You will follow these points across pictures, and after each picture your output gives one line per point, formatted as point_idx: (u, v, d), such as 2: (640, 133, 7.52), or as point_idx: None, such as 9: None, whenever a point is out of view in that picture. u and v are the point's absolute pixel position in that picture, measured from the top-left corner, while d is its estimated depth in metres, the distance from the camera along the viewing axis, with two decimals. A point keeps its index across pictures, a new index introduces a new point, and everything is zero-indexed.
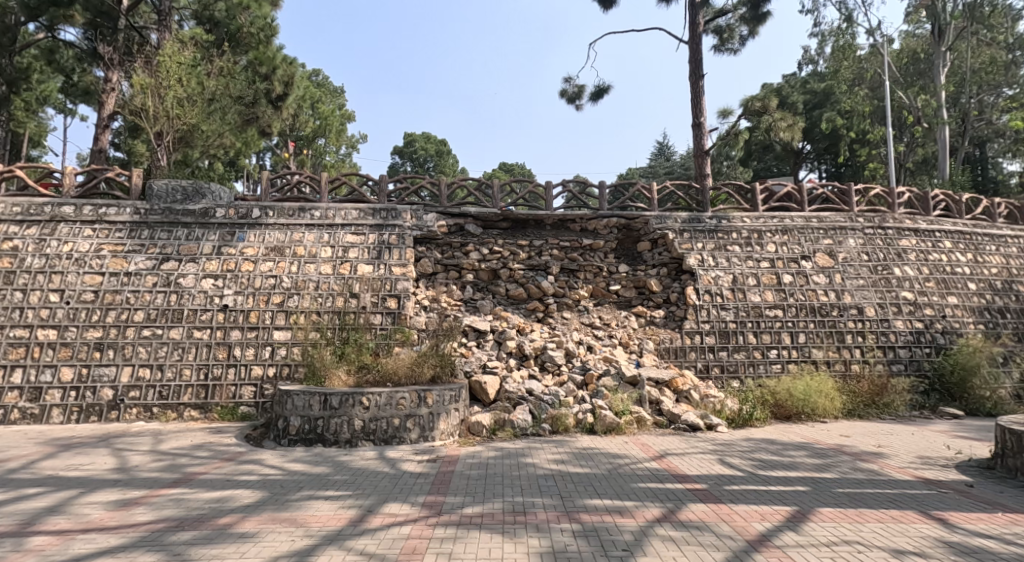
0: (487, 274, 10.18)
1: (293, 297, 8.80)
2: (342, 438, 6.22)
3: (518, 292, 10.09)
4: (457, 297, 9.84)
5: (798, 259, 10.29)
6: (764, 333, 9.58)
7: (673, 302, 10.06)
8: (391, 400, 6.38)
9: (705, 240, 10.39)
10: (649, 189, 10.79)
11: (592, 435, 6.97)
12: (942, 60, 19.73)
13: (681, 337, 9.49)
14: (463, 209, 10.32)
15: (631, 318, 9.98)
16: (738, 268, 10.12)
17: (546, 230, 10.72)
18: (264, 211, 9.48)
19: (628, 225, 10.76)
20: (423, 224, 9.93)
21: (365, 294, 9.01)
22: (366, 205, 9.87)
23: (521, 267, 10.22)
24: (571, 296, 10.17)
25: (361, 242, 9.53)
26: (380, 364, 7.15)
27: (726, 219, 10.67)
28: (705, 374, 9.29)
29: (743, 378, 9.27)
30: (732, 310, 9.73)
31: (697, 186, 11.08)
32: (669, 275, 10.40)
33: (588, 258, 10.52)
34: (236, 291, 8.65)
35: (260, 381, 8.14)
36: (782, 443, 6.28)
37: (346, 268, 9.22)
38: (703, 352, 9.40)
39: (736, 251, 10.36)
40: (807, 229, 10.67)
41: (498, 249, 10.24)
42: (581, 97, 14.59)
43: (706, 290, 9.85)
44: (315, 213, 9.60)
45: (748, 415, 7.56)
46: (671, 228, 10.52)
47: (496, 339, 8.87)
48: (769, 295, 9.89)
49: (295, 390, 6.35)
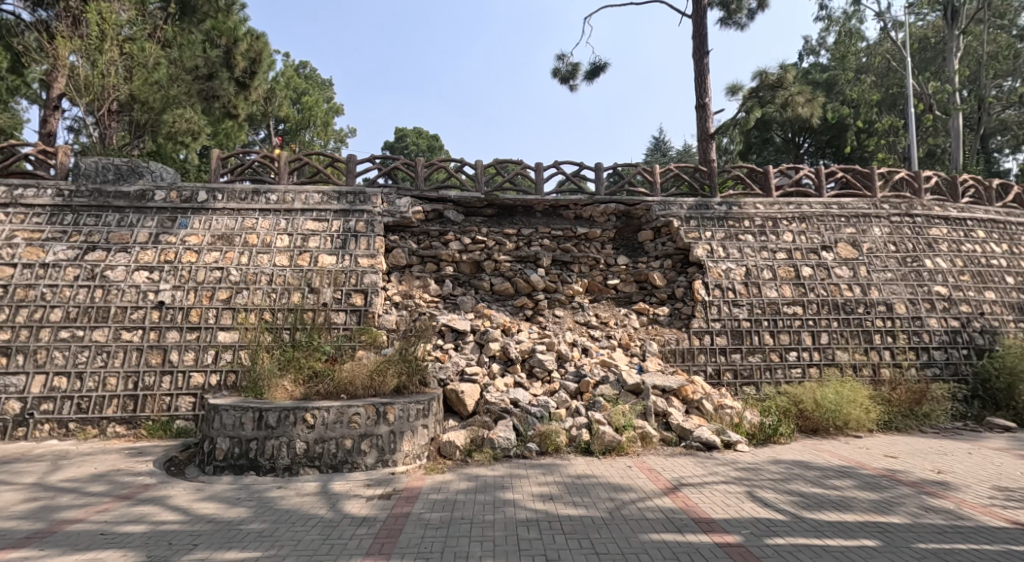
0: (469, 267, 9.02)
1: (242, 293, 7.62)
2: (279, 465, 5.04)
3: (504, 287, 8.93)
4: (435, 293, 8.69)
5: (819, 250, 9.17)
6: (782, 333, 8.47)
7: (678, 298, 8.94)
8: (342, 417, 5.22)
9: (714, 228, 9.29)
10: (651, 171, 9.69)
11: (588, 457, 5.83)
12: (955, 44, 18.69)
13: (688, 338, 8.37)
14: (442, 193, 9.15)
15: (631, 317, 8.85)
16: (752, 260, 8.99)
17: (536, 218, 9.57)
18: (212, 193, 8.28)
19: (627, 212, 9.63)
20: (395, 210, 8.75)
21: (327, 289, 7.85)
22: (331, 187, 8.69)
23: (507, 258, 9.06)
24: (565, 292, 9.02)
25: (324, 229, 8.34)
26: (335, 372, 5.98)
27: (736, 206, 9.56)
28: (716, 380, 8.18)
29: (759, 385, 8.16)
30: (746, 307, 8.61)
31: (705, 169, 9.96)
32: (674, 268, 9.26)
33: (583, 249, 9.37)
34: (174, 286, 7.45)
35: (200, 391, 6.95)
36: (820, 467, 5.14)
37: (305, 260, 8.05)
38: (714, 355, 8.28)
39: (749, 241, 9.23)
40: (827, 216, 9.55)
41: (481, 239, 9.06)
42: (575, 77, 13.45)
43: (716, 284, 8.73)
44: (271, 196, 8.43)
45: (772, 429, 6.41)
46: (676, 215, 9.39)
47: (477, 340, 7.71)
48: (788, 290, 8.77)
49: (223, 405, 5.17)
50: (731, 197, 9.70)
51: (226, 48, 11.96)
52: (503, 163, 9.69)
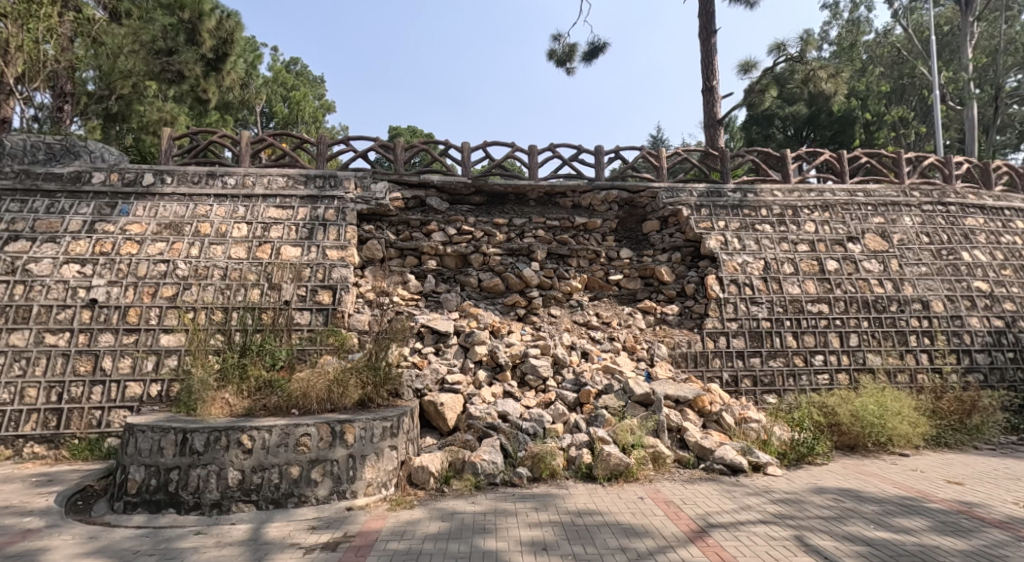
0: (454, 261, 8.06)
1: (190, 290, 6.62)
2: (206, 501, 4.05)
3: (494, 283, 7.95)
4: (415, 290, 7.72)
5: (844, 241, 8.23)
6: (806, 334, 7.52)
7: (688, 295, 7.99)
8: (287, 440, 4.22)
9: (728, 218, 8.35)
10: (657, 154, 8.93)
11: (590, 484, 4.87)
12: (970, 31, 17.72)
13: (701, 340, 7.40)
14: (422, 176, 8.14)
15: (636, 316, 7.90)
16: (771, 253, 8.05)
17: (529, 206, 8.62)
18: (160, 175, 7.29)
19: (631, 200, 8.69)
20: (369, 196, 7.77)
21: (289, 285, 6.87)
22: (297, 170, 7.71)
23: (497, 251, 8.09)
24: (561, 288, 8.06)
25: (288, 217, 7.35)
26: (287, 382, 4.98)
27: (751, 193, 8.64)
28: (733, 387, 7.21)
29: (782, 394, 7.20)
30: (765, 305, 7.66)
31: (717, 153, 9.02)
32: (683, 262, 8.32)
33: (582, 241, 8.40)
34: (109, 281, 6.44)
35: (136, 403, 5.95)
36: (878, 499, 4.17)
37: (266, 252, 7.06)
38: (730, 359, 7.33)
39: (766, 231, 8.29)
40: (853, 204, 8.61)
41: (468, 229, 8.11)
42: (571, 60, 12.56)
43: (731, 280, 7.78)
44: (228, 180, 7.43)
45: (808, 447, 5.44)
46: (686, 203, 8.43)
47: (462, 343, 6.72)
48: (812, 286, 7.82)
49: (138, 425, 4.17)
50: (745, 183, 8.77)
51: (192, 21, 10.91)
52: (492, 146, 8.73)
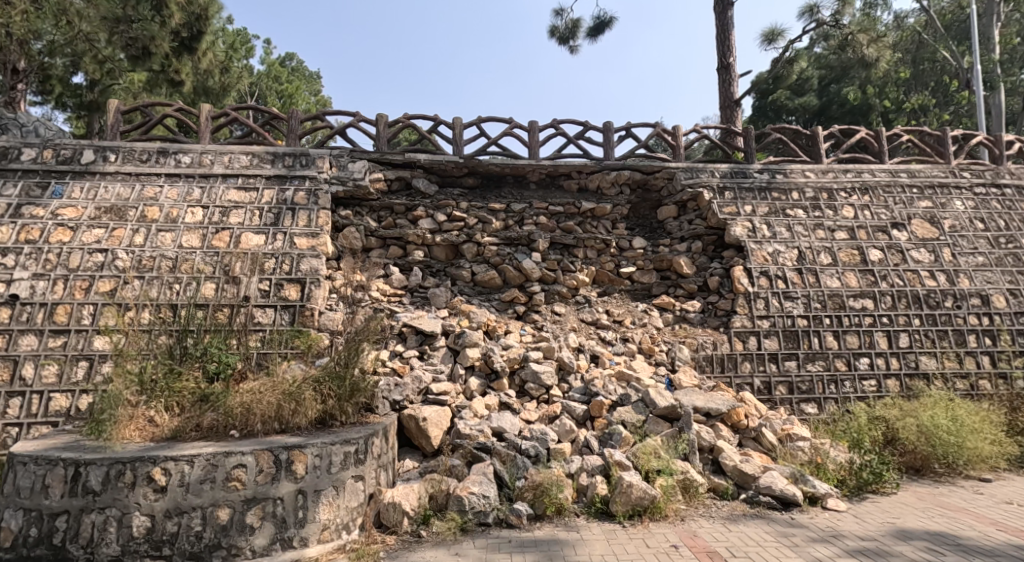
0: (445, 252, 7.10)
1: (132, 283, 5.64)
2: (103, 557, 3.10)
3: (489, 276, 6.98)
4: (399, 285, 6.76)
5: (889, 228, 7.23)
6: (850, 334, 6.52)
7: (711, 289, 7.02)
8: (213, 474, 3.24)
9: (755, 201, 7.37)
10: (674, 133, 8.00)
11: (607, 524, 3.91)
12: (996, 13, 16.68)
13: (728, 341, 6.43)
14: (408, 154, 7.13)
15: (652, 314, 6.92)
16: (805, 241, 7.06)
17: (530, 190, 7.65)
18: (102, 153, 6.33)
19: (645, 182, 7.70)
20: (346, 175, 6.80)
21: (250, 278, 5.90)
22: (263, 147, 6.74)
23: (493, 240, 7.12)
24: (566, 282, 7.08)
25: (251, 200, 6.38)
26: (226, 394, 3.99)
27: (780, 174, 7.65)
28: (767, 395, 6.22)
29: (822, 403, 6.22)
30: (801, 300, 6.66)
31: (740, 131, 8.04)
32: (705, 253, 7.35)
33: (589, 229, 7.44)
34: (34, 274, 5.48)
35: (59, 418, 4.97)
36: (986, 551, 3.21)
37: (224, 240, 6.07)
38: (762, 364, 6.35)
39: (799, 216, 7.29)
40: (895, 186, 7.62)
41: (460, 215, 7.13)
42: (575, 38, 11.60)
43: (761, 271, 6.80)
44: (182, 158, 6.45)
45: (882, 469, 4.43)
46: (707, 185, 7.44)
47: (450, 344, 5.73)
48: (854, 279, 6.82)
49: (18, 456, 3.21)
50: (773, 162, 7.78)
51: None
52: (488, 122, 7.74)
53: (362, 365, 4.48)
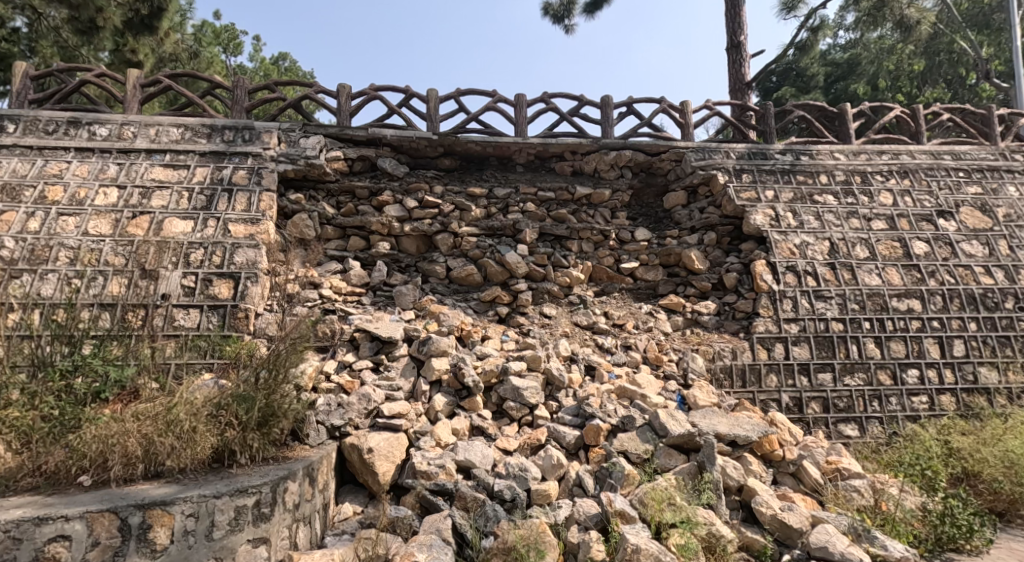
0: (415, 244, 6.07)
1: (20, 279, 4.59)
2: None
3: (466, 272, 5.94)
4: (359, 282, 5.72)
5: (934, 216, 6.20)
6: (894, 340, 5.48)
7: (728, 288, 5.99)
8: (18, 550, 2.38)
9: (778, 185, 6.33)
10: (682, 109, 6.98)
11: None
12: None
13: (751, 349, 5.38)
14: (372, 128, 6.08)
15: (659, 317, 5.88)
16: (838, 231, 6.02)
17: (516, 173, 6.61)
18: (1, 123, 5.33)
19: (649, 165, 6.66)
20: (296, 152, 5.75)
21: (172, 273, 4.86)
22: (199, 119, 5.67)
23: (472, 231, 6.09)
24: (557, 279, 6.04)
25: (178, 179, 5.31)
26: (85, 424, 2.98)
27: (806, 155, 6.62)
28: (797, 414, 5.18)
29: (864, 424, 5.18)
30: (836, 300, 5.61)
31: (756, 109, 7.02)
32: (719, 245, 6.32)
33: (585, 218, 6.40)
34: None
35: None
36: None
37: (141, 226, 5.01)
38: (791, 377, 5.30)
39: (829, 203, 6.24)
40: (939, 169, 6.59)
41: (433, 201, 6.09)
42: (569, 16, 10.51)
43: (787, 266, 5.76)
44: (98, 129, 5.40)
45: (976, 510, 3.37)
46: (721, 167, 6.41)
47: (413, 353, 4.67)
48: (896, 276, 5.78)
49: None
50: (797, 142, 6.74)
51: None
52: (467, 95, 6.72)
53: (285, 381, 3.41)
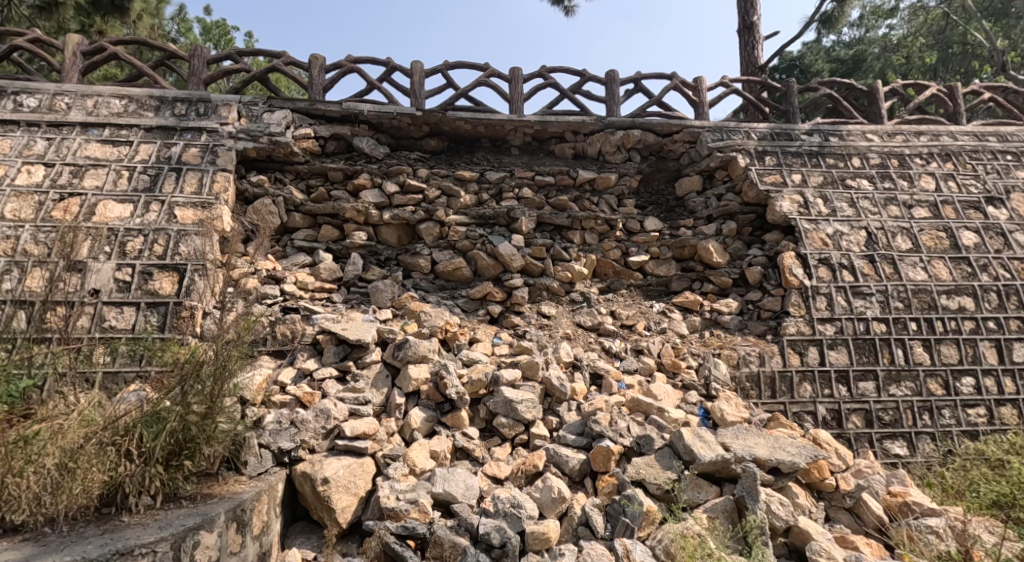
0: (396, 234, 5.35)
1: None
2: None
3: (454, 265, 5.21)
4: (330, 277, 4.97)
5: (983, 204, 5.49)
6: (945, 343, 4.75)
7: (752, 284, 5.28)
8: None
9: (806, 168, 5.62)
10: (695, 86, 6.28)
11: None
12: None
13: (781, 354, 4.66)
14: (347, 102, 5.33)
15: (674, 317, 5.17)
16: (876, 219, 5.30)
17: (510, 156, 5.89)
18: None
19: (660, 147, 5.94)
20: (259, 128, 5.04)
21: (103, 264, 4.13)
22: (146, 89, 4.93)
23: (461, 219, 5.36)
24: (557, 273, 5.32)
25: (117, 156, 4.58)
26: None
27: (835, 136, 5.90)
28: (836, 430, 4.45)
29: (914, 441, 4.45)
30: (877, 298, 4.89)
31: (778, 86, 6.32)
32: (740, 236, 5.60)
33: (587, 205, 5.67)
34: None
35: None
36: None
37: (70, 210, 4.28)
38: (828, 386, 4.58)
39: (864, 188, 5.53)
40: (985, 152, 5.89)
41: (417, 186, 5.37)
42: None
43: (819, 259, 5.04)
44: (26, 100, 4.69)
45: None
46: (742, 148, 5.70)
47: (388, 358, 3.93)
48: (944, 270, 5.06)
49: None
50: (825, 122, 6.03)
51: None
52: (456, 69, 6.00)
53: (204, 401, 2.73)
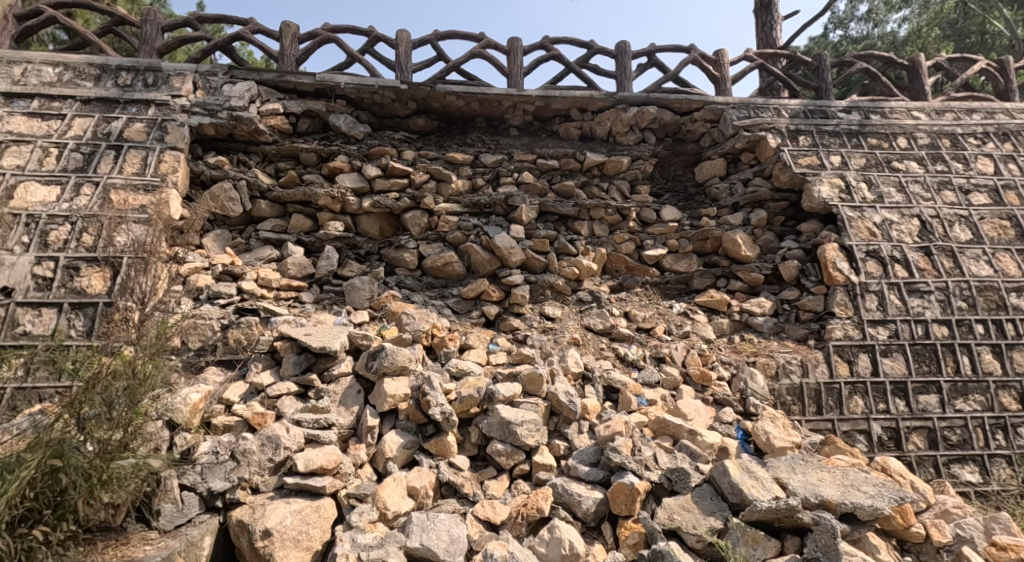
0: (378, 224, 4.64)
1: None
2: None
3: (444, 261, 4.51)
4: (299, 273, 4.28)
5: None
6: (1019, 350, 4.05)
7: (787, 281, 4.58)
8: None
9: (847, 149, 4.93)
10: (717, 60, 5.58)
11: None
12: None
13: (826, 362, 3.97)
14: (321, 73, 4.59)
15: (698, 319, 4.48)
16: (930, 206, 4.61)
17: (509, 137, 5.19)
18: None
19: (678, 127, 5.22)
20: (217, 102, 4.35)
21: (19, 257, 3.45)
22: (85, 56, 4.24)
23: (452, 207, 4.67)
24: (562, 269, 4.63)
25: (45, 132, 3.93)
26: None
27: (877, 113, 5.20)
28: (894, 452, 3.76)
29: (988, 466, 3.76)
30: (936, 297, 4.19)
31: (809, 60, 5.61)
32: (771, 227, 4.92)
33: (596, 193, 4.99)
34: None
35: None
36: None
37: None
38: (883, 400, 3.88)
39: (914, 171, 4.83)
40: None
41: (401, 169, 4.67)
42: None
43: (867, 251, 4.36)
44: None
45: None
46: (773, 127, 5.00)
47: (359, 370, 3.23)
48: (1012, 264, 4.37)
49: None
50: (864, 98, 5.32)
51: None
52: (447, 39, 5.29)
53: (82, 444, 2.24)
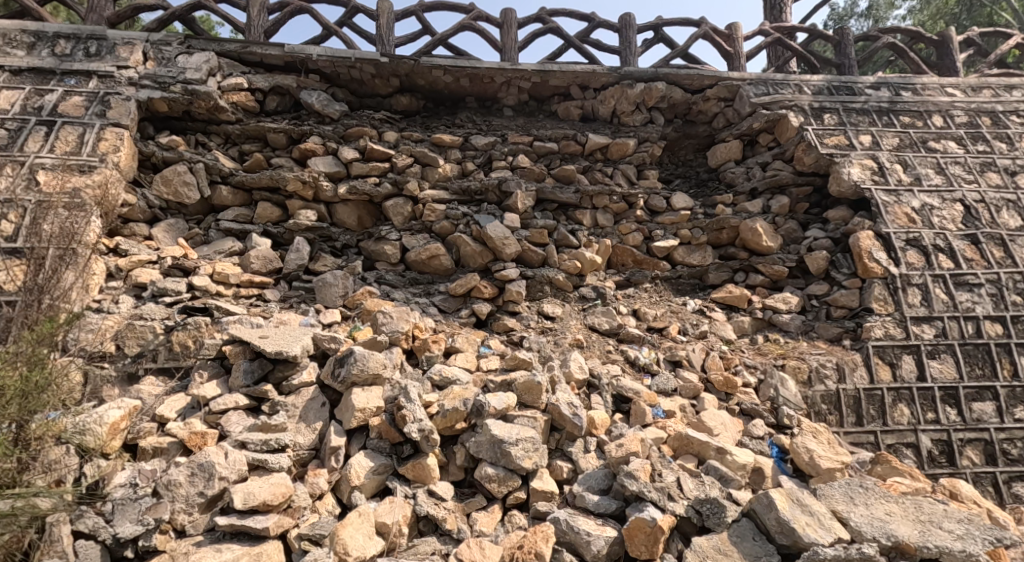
0: (355, 213, 4.13)
1: None
2: None
3: (429, 253, 3.99)
4: (263, 267, 3.75)
5: None
6: None
7: (815, 273, 4.09)
8: None
9: (879, 128, 4.44)
10: (730, 34, 5.08)
11: None
12: None
13: (866, 365, 3.46)
14: (291, 44, 4.08)
15: (715, 318, 3.98)
16: (974, 189, 4.12)
17: (502, 117, 4.67)
18: None
19: (689, 106, 4.69)
20: (169, 74, 3.84)
21: None
22: (19, 22, 3.77)
23: (438, 194, 4.16)
24: (563, 262, 4.12)
25: None
26: None
27: (908, 90, 4.70)
28: (947, 469, 3.26)
29: None
30: (987, 291, 3.70)
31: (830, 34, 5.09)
32: (794, 214, 4.42)
33: (599, 178, 4.49)
34: None
35: None
36: None
37: None
38: (933, 408, 3.38)
39: (954, 151, 4.34)
40: None
41: (382, 151, 4.15)
42: None
43: (907, 239, 3.86)
44: None
45: None
46: (796, 104, 4.50)
47: (323, 379, 2.70)
48: None
49: None
50: (893, 73, 4.82)
51: None
52: (433, 11, 4.79)
53: None
